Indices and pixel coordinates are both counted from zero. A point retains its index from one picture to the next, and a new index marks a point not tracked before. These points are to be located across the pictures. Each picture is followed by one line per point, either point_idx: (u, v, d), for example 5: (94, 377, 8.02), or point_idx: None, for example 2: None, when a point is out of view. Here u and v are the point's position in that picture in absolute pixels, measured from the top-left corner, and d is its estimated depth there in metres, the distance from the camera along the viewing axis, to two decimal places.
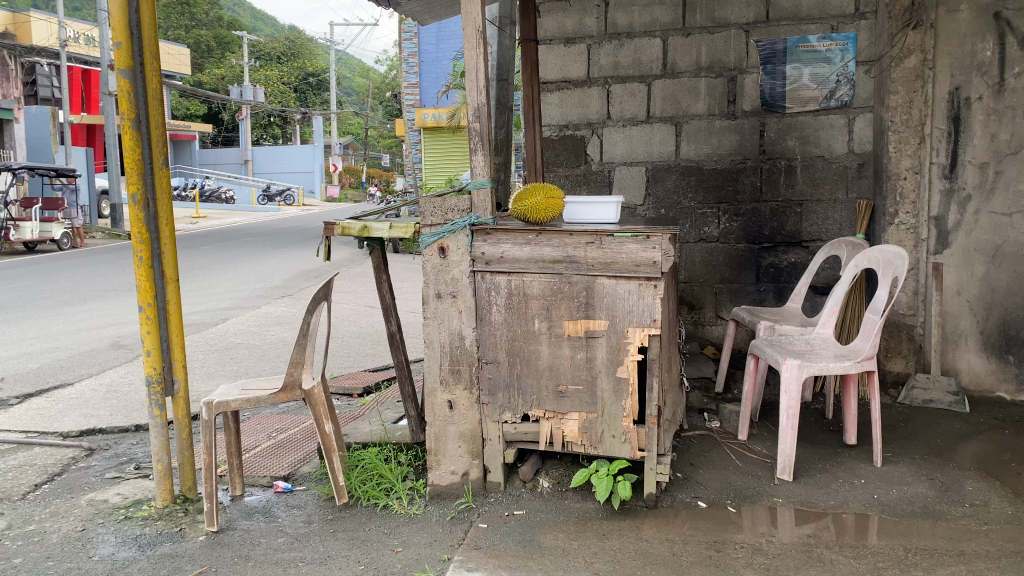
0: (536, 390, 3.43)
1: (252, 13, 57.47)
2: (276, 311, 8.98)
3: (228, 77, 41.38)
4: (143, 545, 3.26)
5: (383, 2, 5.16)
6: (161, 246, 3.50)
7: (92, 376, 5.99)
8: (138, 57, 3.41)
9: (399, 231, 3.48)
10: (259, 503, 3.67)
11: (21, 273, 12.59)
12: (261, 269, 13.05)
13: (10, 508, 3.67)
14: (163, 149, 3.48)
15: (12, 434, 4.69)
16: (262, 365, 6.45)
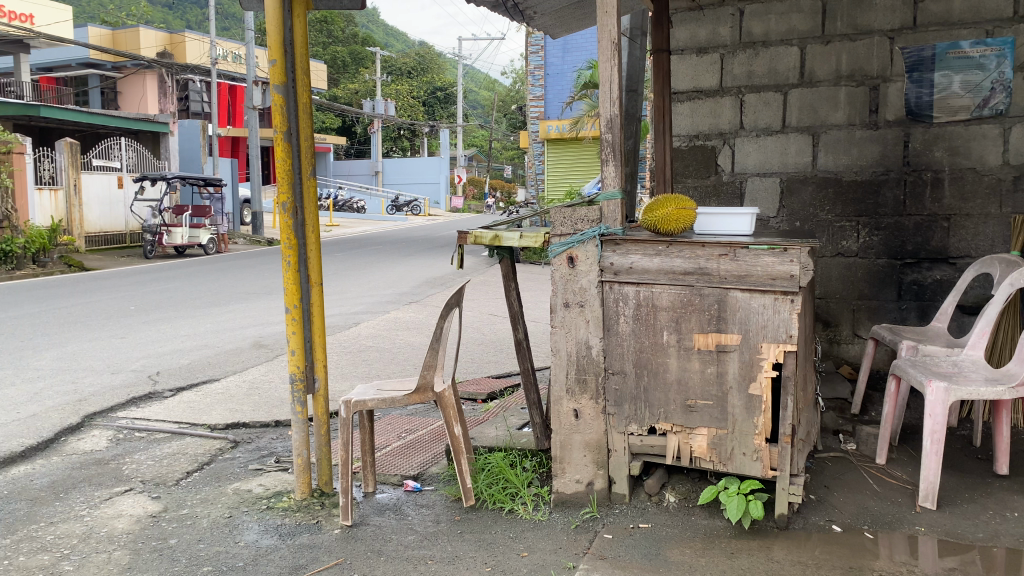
0: (664, 404, 3.39)
1: (386, 29, 59.85)
2: (403, 316, 9.29)
3: (362, 92, 43.27)
4: (284, 534, 3.44)
5: (516, 17, 5.25)
6: (307, 251, 3.69)
7: (237, 373, 6.37)
8: (290, 74, 3.62)
9: (529, 240, 3.53)
10: (389, 500, 3.80)
11: (173, 276, 13.52)
12: (391, 276, 13.50)
13: (166, 492, 3.97)
14: (310, 160, 3.68)
15: (166, 425, 5.06)
16: (392, 368, 6.68)
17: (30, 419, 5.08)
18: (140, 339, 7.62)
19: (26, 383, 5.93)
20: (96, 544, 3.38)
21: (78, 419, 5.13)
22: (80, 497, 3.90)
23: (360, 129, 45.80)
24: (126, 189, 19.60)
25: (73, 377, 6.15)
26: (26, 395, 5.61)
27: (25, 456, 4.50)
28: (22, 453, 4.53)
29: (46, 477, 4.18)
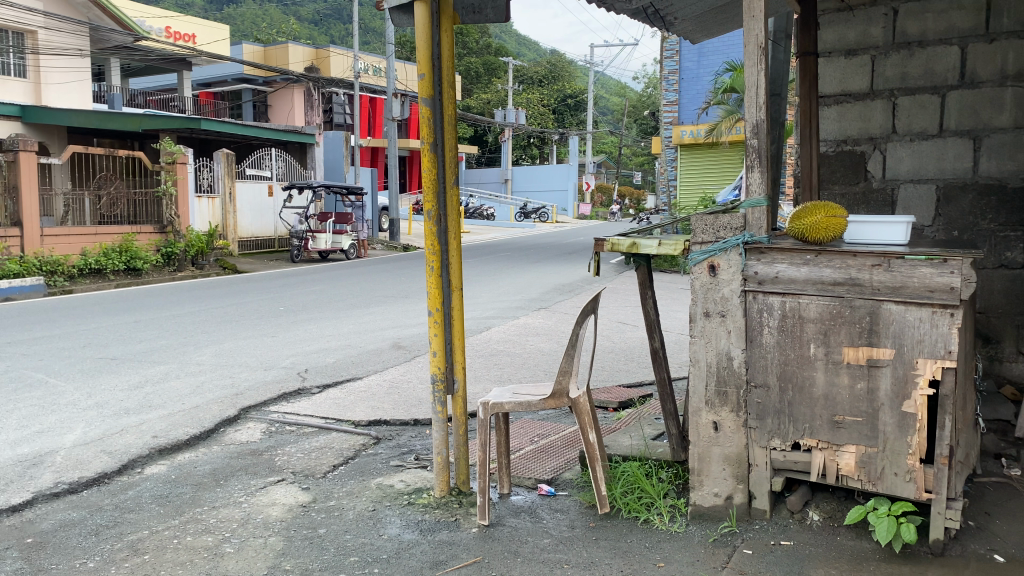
0: (809, 419, 3.28)
1: (518, 39, 60.79)
2: (534, 322, 9.40)
3: (494, 101, 44.22)
4: (424, 529, 3.56)
5: (657, 23, 5.22)
6: (449, 256, 3.80)
7: (377, 373, 6.64)
8: (437, 87, 3.73)
9: (669, 248, 3.51)
10: (524, 503, 3.86)
11: (316, 279, 14.23)
12: (521, 282, 13.68)
13: (315, 484, 4.18)
14: (454, 170, 3.79)
15: (314, 419, 5.34)
16: (524, 372, 6.78)
17: (193, 410, 5.49)
18: (288, 338, 8.07)
19: (189, 376, 6.41)
20: (254, 529, 3.61)
21: (235, 412, 5.49)
22: (238, 485, 4.18)
23: (492, 138, 46.70)
24: (275, 197, 20.79)
25: (230, 371, 6.59)
26: (188, 388, 6.05)
27: (189, 445, 4.86)
28: (187, 441, 4.90)
29: (208, 465, 4.50)
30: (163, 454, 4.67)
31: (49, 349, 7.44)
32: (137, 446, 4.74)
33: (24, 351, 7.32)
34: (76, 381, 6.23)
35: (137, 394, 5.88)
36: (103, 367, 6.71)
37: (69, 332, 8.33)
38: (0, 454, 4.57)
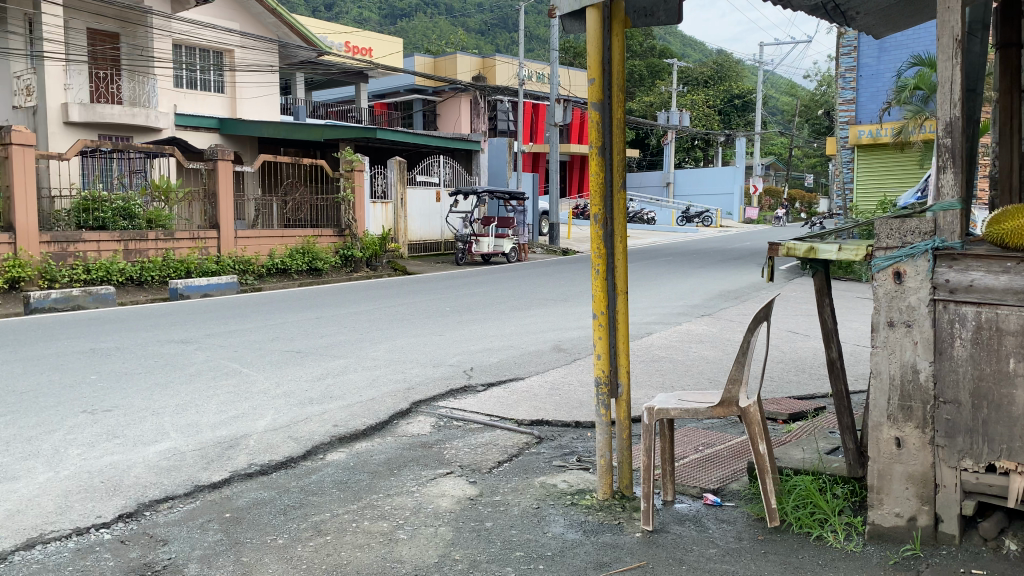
0: (1007, 439, 3.03)
1: (683, 40, 59.84)
2: (697, 328, 9.22)
3: (657, 104, 43.74)
4: (588, 530, 3.59)
5: (836, 19, 5.00)
6: (615, 260, 3.78)
7: (539, 374, 6.74)
8: (607, 92, 3.74)
9: (850, 253, 3.37)
10: (689, 511, 3.80)
11: (479, 281, 14.60)
12: (684, 288, 13.42)
13: (481, 478, 4.32)
14: (622, 173, 3.77)
15: (479, 416, 5.51)
16: (688, 380, 6.66)
17: (369, 402, 5.81)
18: (455, 338, 8.36)
19: (365, 370, 6.79)
20: (425, 517, 3.78)
21: (407, 405, 5.76)
22: (410, 475, 4.38)
23: (654, 140, 46.20)
24: (443, 202, 21.65)
25: (402, 367, 6.91)
26: (365, 381, 6.41)
27: (366, 435, 5.15)
28: (364, 431, 5.20)
29: (383, 454, 4.75)
30: (342, 442, 4.99)
31: (242, 341, 8.11)
32: (319, 433, 5.07)
33: (222, 343, 8.02)
34: (265, 371, 6.75)
35: (319, 385, 6.29)
36: (288, 359, 7.24)
37: (260, 326, 9.05)
38: (202, 435, 5.03)
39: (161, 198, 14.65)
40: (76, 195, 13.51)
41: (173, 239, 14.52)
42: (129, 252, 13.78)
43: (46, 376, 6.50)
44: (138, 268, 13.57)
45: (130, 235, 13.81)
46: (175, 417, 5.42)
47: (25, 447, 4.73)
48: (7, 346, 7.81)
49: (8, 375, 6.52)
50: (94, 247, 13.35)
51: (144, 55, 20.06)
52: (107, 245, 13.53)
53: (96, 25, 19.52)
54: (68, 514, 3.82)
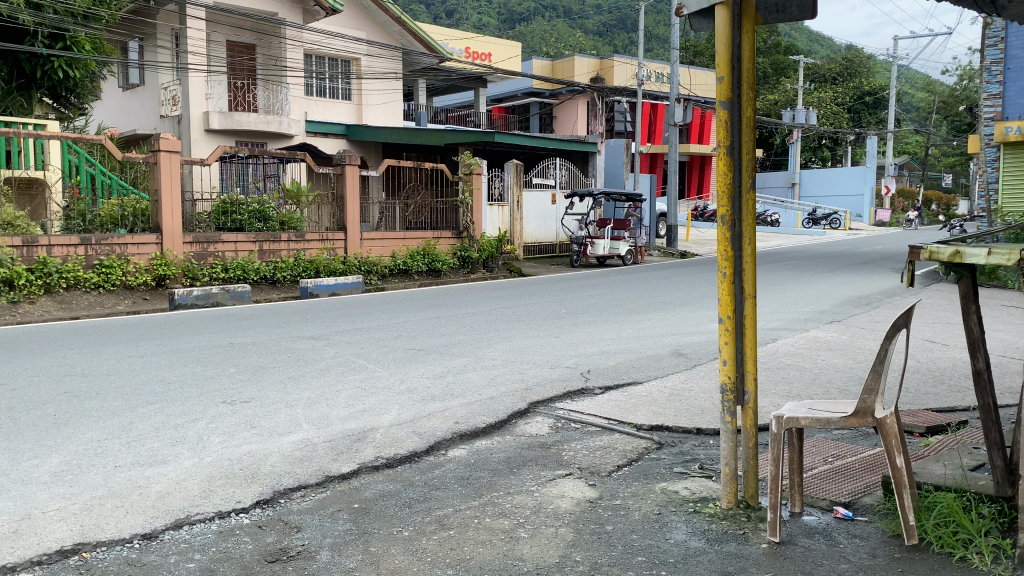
0: None
1: (811, 35, 57.84)
2: (825, 335, 8.86)
3: (782, 102, 42.49)
4: (711, 539, 3.52)
5: (984, 7, 4.70)
6: (743, 263, 3.68)
7: (659, 379, 6.64)
8: (736, 91, 3.65)
9: (1001, 257, 3.14)
10: (819, 525, 3.66)
11: (597, 284, 14.56)
12: (811, 292, 12.94)
13: (601, 481, 4.31)
14: (751, 173, 3.67)
15: (598, 419, 5.49)
16: (815, 389, 6.40)
17: (489, 400, 5.90)
18: (572, 340, 8.38)
19: (485, 369, 6.90)
20: (546, 517, 3.81)
21: (526, 405, 5.82)
22: (530, 474, 4.42)
23: (778, 140, 44.83)
24: (558, 204, 21.69)
25: (520, 368, 6.97)
26: (484, 380, 6.51)
27: (486, 433, 5.23)
28: (485, 429, 5.28)
29: (503, 453, 4.81)
30: (464, 439, 5.08)
31: (368, 338, 8.41)
32: (442, 429, 5.19)
33: (348, 339, 8.34)
34: (389, 368, 6.97)
35: (440, 382, 6.44)
36: (411, 356, 7.44)
37: (384, 324, 9.35)
38: (333, 427, 5.25)
39: (292, 201, 15.34)
40: (216, 198, 14.27)
41: (303, 240, 15.20)
42: (263, 253, 14.50)
43: (190, 368, 6.94)
44: (271, 267, 14.30)
45: (263, 236, 14.55)
46: (307, 409, 5.67)
47: (172, 434, 5.07)
48: (155, 339, 8.40)
49: (158, 366, 7.00)
50: (232, 247, 14.10)
51: (278, 65, 21.15)
52: (243, 246, 14.26)
53: (235, 37, 20.95)
54: (212, 498, 4.07)
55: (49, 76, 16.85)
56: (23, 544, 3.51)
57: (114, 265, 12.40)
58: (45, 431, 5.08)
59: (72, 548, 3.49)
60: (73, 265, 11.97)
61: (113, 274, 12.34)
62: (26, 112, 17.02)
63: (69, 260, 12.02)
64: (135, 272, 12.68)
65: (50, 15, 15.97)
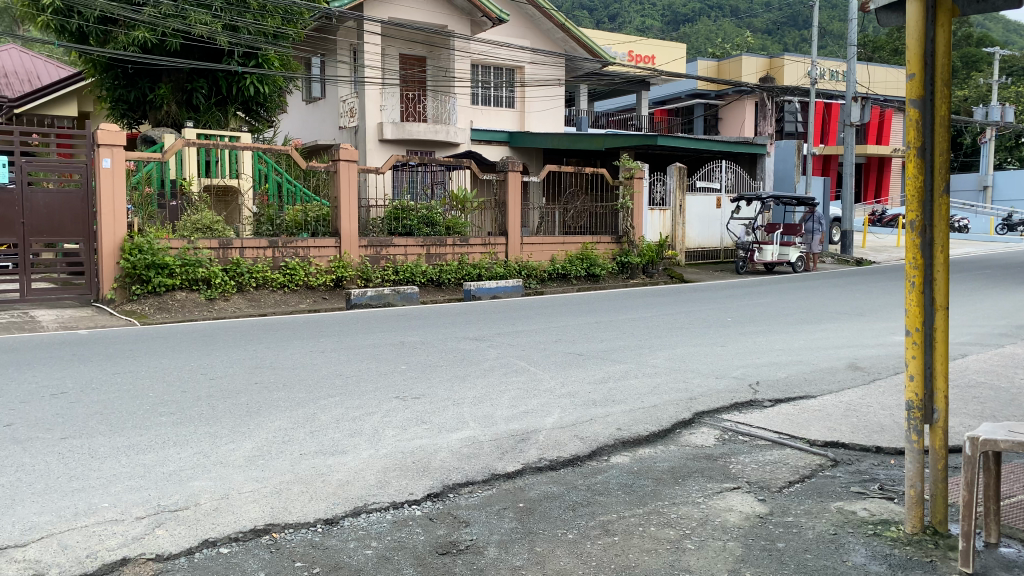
0: None
1: (1008, 26, 53.27)
2: (1023, 352, 8.09)
3: (973, 97, 39.38)
4: (894, 565, 3.32)
5: None
6: (934, 271, 3.43)
7: (833, 393, 6.31)
8: (929, 87, 3.42)
9: None
10: (1020, 558, 3.35)
11: (764, 292, 14.05)
12: (1008, 305, 11.87)
13: (771, 497, 4.16)
14: (945, 175, 3.42)
15: (767, 433, 5.30)
16: (1013, 410, 5.86)
17: (652, 408, 5.84)
18: (738, 349, 8.13)
19: (647, 377, 6.83)
20: (712, 530, 3.72)
21: (690, 415, 5.70)
22: (695, 486, 4.33)
23: (969, 139, 41.43)
24: (724, 208, 21.10)
25: (684, 377, 6.84)
26: (647, 388, 6.45)
27: (649, 441, 5.18)
28: (648, 437, 5.23)
29: (668, 462, 4.75)
30: (627, 446, 5.06)
31: (530, 341, 8.55)
32: (605, 435, 5.19)
33: (511, 342, 8.50)
34: (552, 371, 7.06)
35: (602, 388, 6.44)
36: (573, 361, 7.50)
37: (546, 328, 9.48)
38: (498, 427, 5.37)
39: (458, 207, 15.87)
40: (388, 204, 14.99)
41: (468, 244, 15.62)
42: (431, 256, 15.01)
43: (365, 364, 7.33)
44: (437, 271, 14.82)
45: (431, 240, 15.07)
46: (473, 408, 5.84)
47: (351, 425, 5.38)
48: (333, 336, 8.92)
49: (336, 361, 7.45)
50: (402, 251, 14.70)
51: (447, 76, 21.94)
52: (413, 250, 14.83)
53: (408, 51, 21.89)
54: (387, 488, 4.28)
55: (242, 93, 18.37)
56: (222, 521, 3.84)
57: (298, 267, 13.30)
58: (239, 418, 5.53)
59: (263, 528, 3.79)
60: (262, 266, 12.94)
61: (296, 275, 13.23)
62: (222, 125, 18.74)
63: (259, 261, 13.00)
64: (316, 273, 13.57)
65: (244, 36, 17.25)
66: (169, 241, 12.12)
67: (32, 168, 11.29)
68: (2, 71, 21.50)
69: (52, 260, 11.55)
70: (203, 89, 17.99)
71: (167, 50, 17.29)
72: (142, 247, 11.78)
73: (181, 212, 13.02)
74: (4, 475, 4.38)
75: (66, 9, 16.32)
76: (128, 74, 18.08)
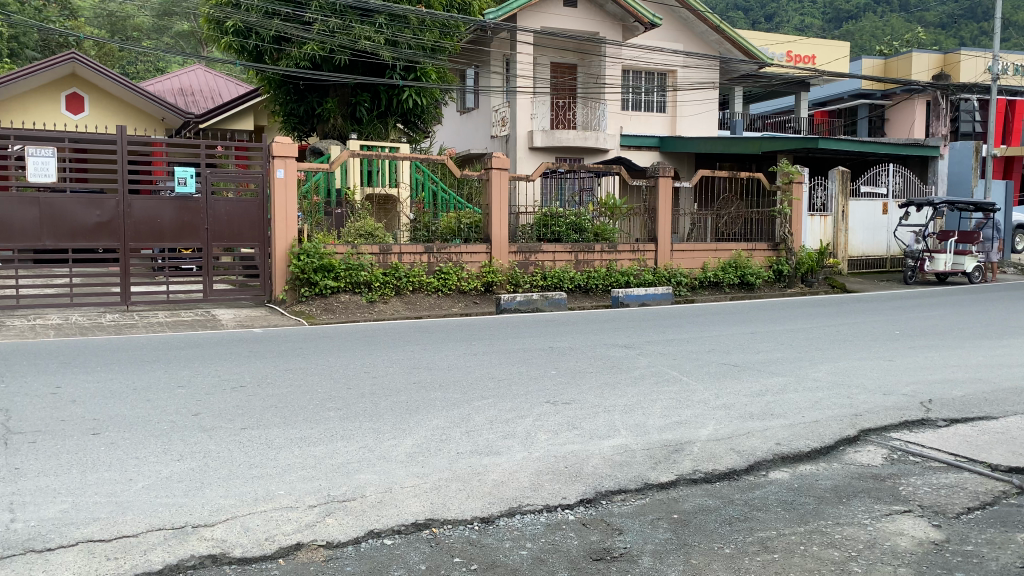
0: None
1: None
2: None
3: None
4: None
5: None
6: None
7: (1018, 415, 5.82)
8: None
9: None
10: None
11: (934, 304, 13.12)
12: None
13: (946, 523, 3.90)
14: None
15: (941, 454, 4.97)
16: None
17: (813, 424, 5.59)
18: (908, 364, 7.65)
19: (807, 391, 6.54)
20: (881, 554, 3.53)
21: (855, 432, 5.43)
22: (862, 507, 4.12)
23: None
24: (890, 215, 19.96)
25: (848, 392, 6.51)
26: (808, 402, 6.18)
27: (811, 457, 4.98)
28: (808, 453, 5.03)
29: (831, 480, 4.56)
30: (786, 462, 4.89)
31: (682, 350, 8.41)
32: (762, 449, 5.04)
33: (661, 350, 8.39)
34: (705, 382, 6.90)
35: (760, 401, 6.24)
36: (726, 371, 7.31)
37: (698, 337, 9.28)
38: (651, 436, 5.33)
39: (607, 213, 15.84)
40: (537, 211, 15.20)
41: (616, 251, 15.57)
42: (579, 262, 15.07)
43: (516, 368, 7.46)
44: (585, 277, 14.87)
45: (579, 246, 15.12)
46: (625, 416, 5.82)
47: (504, 427, 5.50)
48: (485, 340, 9.13)
49: (489, 364, 7.63)
50: (550, 257, 14.91)
51: (598, 82, 22.01)
52: (561, 257, 14.99)
53: (559, 59, 22.13)
54: (540, 491, 4.35)
55: (401, 105, 19.16)
56: (386, 513, 4.03)
57: (451, 272, 13.72)
58: (400, 415, 5.79)
59: (424, 522, 3.94)
60: (418, 271, 13.45)
61: (449, 280, 13.65)
62: (383, 137, 19.62)
63: (416, 266, 13.52)
64: (468, 278, 13.92)
65: (405, 50, 18.00)
66: (335, 246, 12.87)
67: (215, 177, 12.25)
68: (188, 89, 23.50)
69: (230, 262, 12.45)
70: (366, 102, 18.97)
71: (334, 65, 18.23)
72: (308, 252, 12.55)
73: (346, 218, 13.57)
74: (193, 460, 4.80)
75: (246, 30, 17.62)
76: (299, 90, 19.31)
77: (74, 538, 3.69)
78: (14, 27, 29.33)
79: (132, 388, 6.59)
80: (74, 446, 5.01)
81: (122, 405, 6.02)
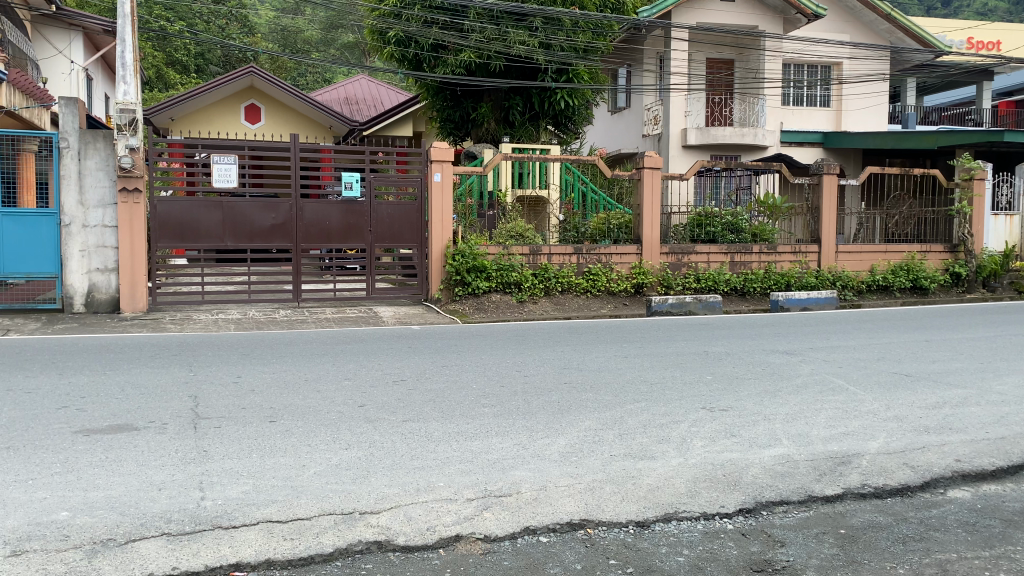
0: None
1: None
2: None
3: None
4: None
5: None
6: None
7: None
8: None
9: None
10: None
11: None
12: None
13: None
14: None
15: None
16: None
17: (999, 441, 5.16)
18: None
19: (992, 405, 6.04)
20: None
21: None
22: None
23: None
24: None
25: None
26: (993, 417, 5.71)
27: (996, 476, 4.61)
28: (993, 471, 4.65)
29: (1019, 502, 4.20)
30: (967, 480, 4.54)
31: (848, 358, 7.99)
32: (940, 465, 4.71)
33: (825, 358, 8.01)
34: (875, 392, 6.52)
35: (936, 414, 5.82)
36: (898, 381, 6.87)
37: (866, 344, 8.79)
38: (815, 446, 5.10)
39: (766, 213, 15.31)
40: (692, 210, 14.90)
41: (776, 252, 14.98)
42: (734, 263, 14.64)
43: (670, 372, 7.35)
44: (741, 279, 14.42)
45: (735, 247, 14.67)
46: (786, 425, 5.60)
47: (658, 432, 5.44)
48: (637, 342, 9.05)
49: (642, 367, 7.56)
50: (704, 258, 14.52)
51: (756, 78, 21.29)
52: (715, 257, 14.57)
53: (715, 54, 21.60)
54: (698, 498, 4.27)
55: (553, 107, 19.31)
56: (542, 510, 4.09)
57: (600, 272, 13.68)
58: (553, 415, 5.84)
59: (579, 522, 3.96)
60: (568, 272, 13.53)
61: (598, 281, 13.61)
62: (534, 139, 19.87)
63: (565, 267, 13.61)
64: (618, 279, 13.84)
65: (558, 52, 18.24)
66: (487, 246, 13.17)
67: (378, 182, 12.81)
68: (353, 97, 24.74)
69: (390, 262, 13.06)
70: (519, 105, 19.30)
71: (490, 70, 18.67)
72: (463, 252, 12.93)
73: (497, 220, 13.92)
74: (359, 449, 5.06)
75: (406, 39, 18.21)
76: (455, 96, 19.87)
77: (255, 517, 3.98)
78: (202, 44, 32.03)
79: (304, 379, 7.06)
80: (254, 432, 5.41)
81: (296, 395, 6.44)
